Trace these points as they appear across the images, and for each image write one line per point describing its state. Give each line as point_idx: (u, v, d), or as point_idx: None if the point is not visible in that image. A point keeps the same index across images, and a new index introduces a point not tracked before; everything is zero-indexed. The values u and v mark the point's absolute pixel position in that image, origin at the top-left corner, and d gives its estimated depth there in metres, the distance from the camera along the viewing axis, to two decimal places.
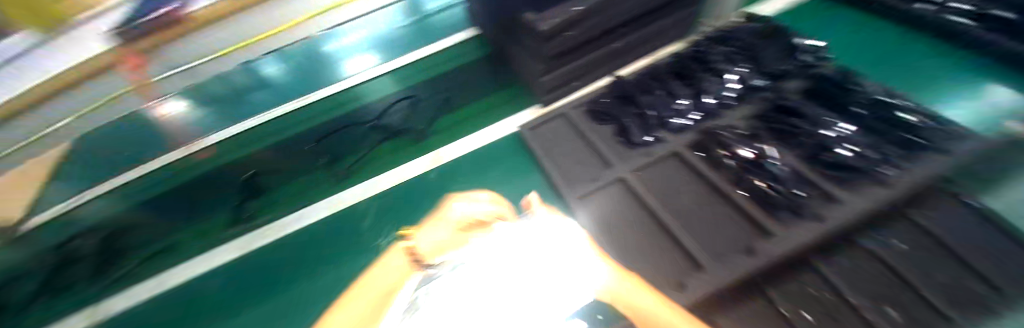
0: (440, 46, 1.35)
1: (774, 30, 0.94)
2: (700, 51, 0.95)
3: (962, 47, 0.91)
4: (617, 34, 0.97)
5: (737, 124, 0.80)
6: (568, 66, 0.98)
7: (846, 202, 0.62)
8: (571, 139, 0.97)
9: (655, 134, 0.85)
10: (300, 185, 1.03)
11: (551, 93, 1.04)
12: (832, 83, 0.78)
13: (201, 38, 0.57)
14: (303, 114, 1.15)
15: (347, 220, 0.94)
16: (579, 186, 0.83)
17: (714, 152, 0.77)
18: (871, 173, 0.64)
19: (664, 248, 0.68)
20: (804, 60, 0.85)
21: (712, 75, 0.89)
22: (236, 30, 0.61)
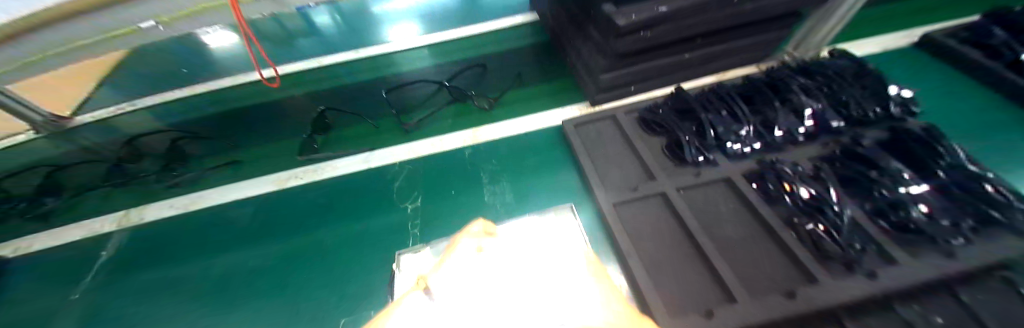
0: (498, 27, 1.40)
1: (863, 71, 0.87)
2: (775, 79, 0.90)
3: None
4: (691, 44, 0.92)
5: (800, 162, 0.77)
6: (633, 68, 0.95)
7: (905, 266, 0.58)
8: (617, 143, 0.95)
9: (711, 155, 0.82)
10: (361, 129, 1.10)
11: (605, 93, 1.03)
12: (919, 138, 0.72)
13: None
14: (357, 65, 1.29)
15: (379, 178, 0.96)
16: (618, 192, 0.82)
17: (771, 186, 0.73)
18: (938, 241, 0.60)
19: (698, 274, 0.66)
20: (891, 110, 0.80)
21: (785, 106, 0.84)
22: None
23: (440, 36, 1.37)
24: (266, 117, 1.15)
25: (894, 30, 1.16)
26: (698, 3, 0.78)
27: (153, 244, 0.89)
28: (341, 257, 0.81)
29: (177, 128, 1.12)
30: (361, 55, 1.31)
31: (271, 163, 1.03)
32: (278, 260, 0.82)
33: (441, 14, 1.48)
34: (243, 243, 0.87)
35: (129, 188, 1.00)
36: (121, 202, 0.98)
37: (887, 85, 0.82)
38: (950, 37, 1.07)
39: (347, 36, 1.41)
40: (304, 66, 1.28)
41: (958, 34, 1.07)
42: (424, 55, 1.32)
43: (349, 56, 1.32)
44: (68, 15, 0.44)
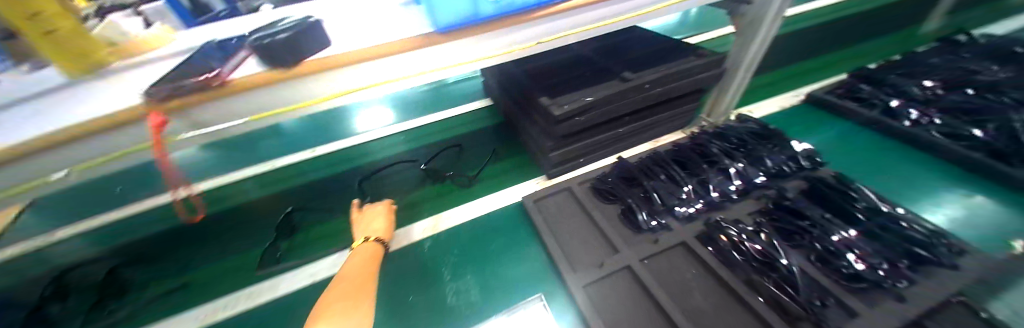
0: (456, 112, 1.50)
1: (770, 131, 1.00)
2: (700, 143, 1.00)
3: (941, 161, 1.00)
4: (621, 120, 1.03)
5: (742, 218, 0.82)
6: (577, 144, 1.03)
7: (865, 315, 0.59)
8: (577, 216, 0.96)
9: (662, 220, 0.86)
10: (323, 230, 1.03)
11: (557, 167, 1.08)
12: (831, 186, 0.81)
13: (216, 106, 0.47)
14: (316, 164, 1.29)
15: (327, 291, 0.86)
16: (584, 271, 0.80)
17: (723, 246, 0.76)
18: (884, 286, 0.62)
19: None
20: (801, 162, 0.90)
21: (715, 166, 0.92)
22: (283, 99, 0.51)
23: (404, 126, 1.44)
24: (213, 230, 1.06)
25: (787, 88, 1.38)
26: (618, 90, 0.91)
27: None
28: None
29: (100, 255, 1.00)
30: (324, 151, 1.36)
31: (207, 287, 0.90)
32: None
33: (403, 105, 1.58)
34: None
35: None
36: None
37: (790, 141, 0.95)
38: (831, 92, 1.29)
39: (312, 134, 1.47)
40: (264, 168, 1.29)
41: (836, 90, 1.30)
42: (386, 146, 1.35)
43: (307, 154, 1.35)
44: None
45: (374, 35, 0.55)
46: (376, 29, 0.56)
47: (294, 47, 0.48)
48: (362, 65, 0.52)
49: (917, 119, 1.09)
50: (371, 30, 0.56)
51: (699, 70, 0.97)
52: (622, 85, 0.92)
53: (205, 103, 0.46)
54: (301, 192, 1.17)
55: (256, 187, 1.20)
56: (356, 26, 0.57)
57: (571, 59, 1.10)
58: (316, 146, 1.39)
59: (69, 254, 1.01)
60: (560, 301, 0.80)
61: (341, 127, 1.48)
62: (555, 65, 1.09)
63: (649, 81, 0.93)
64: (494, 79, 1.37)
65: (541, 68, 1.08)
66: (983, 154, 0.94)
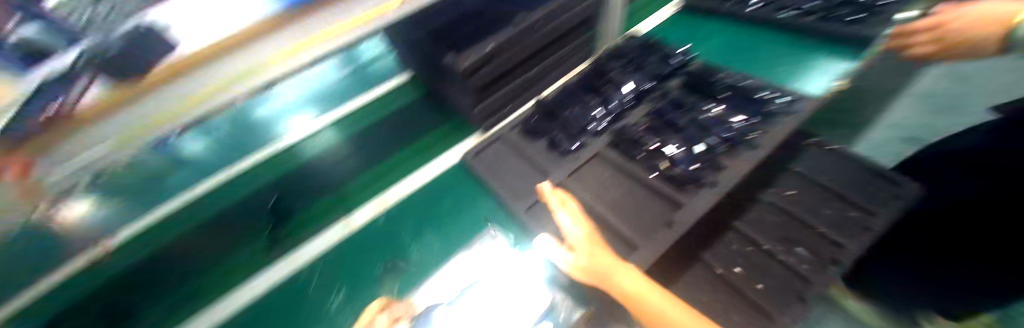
0: (379, 93, 1.41)
1: (649, 44, 1.14)
2: (600, 66, 1.11)
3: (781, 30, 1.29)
4: (529, 62, 1.09)
5: (636, 122, 0.93)
6: (495, 95, 1.08)
7: (730, 168, 0.76)
8: (510, 160, 1.05)
9: (579, 141, 0.96)
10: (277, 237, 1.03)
11: (487, 120, 1.12)
12: (702, 77, 0.96)
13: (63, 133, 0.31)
14: (238, 181, 1.17)
15: (296, 287, 0.93)
16: (526, 199, 0.93)
17: (628, 146, 0.89)
18: (745, 142, 0.79)
19: (608, 240, 0.78)
20: (675, 61, 1.04)
21: (613, 84, 1.04)
22: (140, 115, 0.34)
23: (335, 114, 1.34)
24: (146, 276, 0.97)
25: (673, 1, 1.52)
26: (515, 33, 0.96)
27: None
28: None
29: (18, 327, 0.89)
30: (247, 165, 1.20)
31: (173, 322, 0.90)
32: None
33: (318, 96, 1.43)
34: None
35: None
36: None
37: (671, 47, 1.10)
38: None
39: (226, 147, 1.28)
40: (186, 198, 1.11)
41: None
42: (314, 142, 1.27)
43: (229, 172, 1.18)
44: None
45: (204, 29, 0.39)
46: (212, 18, 0.41)
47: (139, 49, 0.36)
48: (245, 52, 0.39)
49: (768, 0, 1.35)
50: (203, 21, 0.41)
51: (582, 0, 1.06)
52: (516, 29, 0.97)
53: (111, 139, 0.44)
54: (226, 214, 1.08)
55: (157, 232, 1.05)
56: (213, 21, 0.40)
57: None
58: (239, 160, 1.23)
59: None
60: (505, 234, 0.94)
61: (256, 134, 1.32)
62: None
63: (532, 23, 0.99)
64: (401, 46, 1.30)
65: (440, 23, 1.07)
66: (810, 18, 1.24)
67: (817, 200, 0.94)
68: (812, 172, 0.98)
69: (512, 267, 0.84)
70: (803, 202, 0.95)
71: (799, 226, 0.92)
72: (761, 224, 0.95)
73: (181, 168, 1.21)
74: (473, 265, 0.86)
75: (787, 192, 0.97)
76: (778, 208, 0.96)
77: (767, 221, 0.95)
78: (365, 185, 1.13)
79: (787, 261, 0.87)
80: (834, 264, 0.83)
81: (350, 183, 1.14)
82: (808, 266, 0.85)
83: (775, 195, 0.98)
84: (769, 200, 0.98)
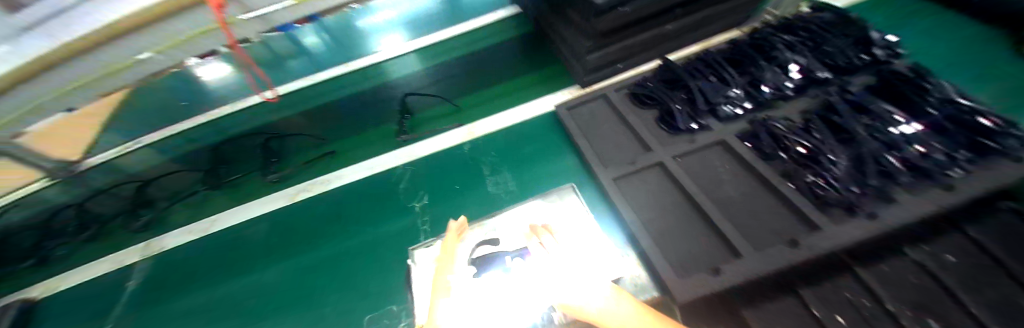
0: (483, 23, 1.44)
1: (844, 23, 0.88)
2: (759, 38, 0.92)
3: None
4: (669, 16, 0.94)
5: (791, 117, 0.78)
6: (618, 44, 0.96)
7: (904, 201, 0.59)
8: (609, 122, 0.96)
9: (703, 121, 0.83)
10: (372, 134, 1.19)
11: (592, 74, 1.04)
12: (904, 80, 0.74)
13: None
14: (349, 77, 1.36)
15: (389, 188, 1.01)
16: (617, 167, 0.85)
17: (765, 143, 0.74)
18: (938, 176, 0.60)
19: (703, 237, 0.69)
20: (876, 55, 0.80)
21: (772, 63, 0.85)
22: None
23: (424, 41, 1.42)
24: (278, 136, 1.23)
25: None
26: None
27: (168, 272, 0.98)
28: (375, 284, 0.83)
29: (201, 147, 1.23)
30: (344, 71, 1.38)
31: (292, 178, 1.13)
32: (288, 284, 0.89)
33: (424, 17, 1.52)
34: (259, 265, 0.95)
35: (182, 208, 1.13)
36: (170, 225, 1.11)
37: (867, 33, 0.84)
38: None
39: (335, 50, 1.47)
40: (302, 82, 1.36)
41: None
42: (416, 58, 1.38)
43: (339, 71, 1.39)
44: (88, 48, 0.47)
45: None
46: None
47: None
48: None
49: None
50: None
51: None
52: None
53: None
54: (340, 103, 1.29)
55: (290, 101, 1.31)
56: None
57: None
58: (340, 63, 1.41)
59: (159, 159, 1.21)
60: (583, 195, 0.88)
61: (359, 45, 1.47)
62: None
63: None
64: None
65: None
66: None
67: (990, 278, 0.56)
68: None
69: (572, 245, 0.69)
70: (987, 278, 0.56)
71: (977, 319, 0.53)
72: (894, 284, 0.59)
73: (301, 57, 1.47)
74: (532, 216, 0.79)
75: (956, 258, 0.59)
76: None
77: (911, 282, 0.58)
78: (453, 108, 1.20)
79: None
80: None
81: (439, 103, 1.22)
82: None
83: (935, 256, 0.60)
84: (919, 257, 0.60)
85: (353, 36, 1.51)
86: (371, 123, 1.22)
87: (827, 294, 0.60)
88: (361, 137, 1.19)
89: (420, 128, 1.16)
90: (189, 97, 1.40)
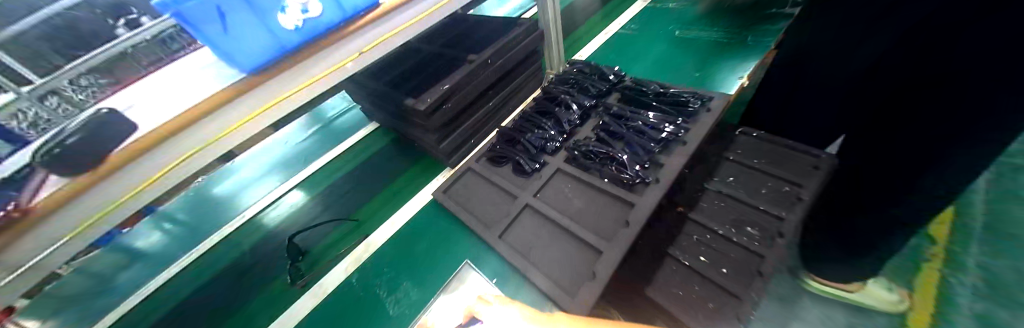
0: (347, 145, 1.52)
1: (590, 66, 1.28)
2: (549, 93, 1.24)
3: (689, 49, 1.52)
4: (486, 97, 1.20)
5: (589, 135, 1.05)
6: (459, 129, 1.17)
7: (667, 164, 0.87)
8: (480, 189, 1.11)
9: (540, 161, 1.04)
10: (253, 306, 1.04)
11: (453, 154, 1.20)
12: (635, 89, 1.10)
13: None
14: (216, 253, 1.22)
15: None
16: (497, 224, 0.97)
17: (583, 160, 0.98)
18: (676, 139, 0.91)
19: (577, 249, 0.84)
20: (612, 78, 1.18)
21: (563, 106, 1.16)
22: None
23: (295, 180, 1.41)
24: None
25: (605, 29, 1.77)
26: (465, 73, 1.06)
27: None
28: None
29: None
30: (210, 244, 1.25)
31: None
32: None
33: (287, 160, 1.53)
34: None
35: None
36: None
37: (605, 68, 1.24)
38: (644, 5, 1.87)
39: (191, 231, 1.33)
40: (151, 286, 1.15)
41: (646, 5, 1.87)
42: (285, 204, 1.33)
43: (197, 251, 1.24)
44: None
45: None
46: None
47: (97, 140, 0.50)
48: None
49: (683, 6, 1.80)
50: None
51: (523, 36, 1.19)
52: (469, 67, 1.08)
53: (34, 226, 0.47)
54: (207, 289, 1.12)
55: (134, 321, 1.07)
56: None
57: (424, 60, 1.22)
58: (206, 237, 1.28)
59: None
60: (486, 260, 0.97)
61: (221, 210, 1.37)
62: (413, 68, 1.20)
63: (488, 57, 1.10)
64: (364, 100, 1.41)
65: (401, 75, 1.17)
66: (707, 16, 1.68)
67: (726, 210, 1.05)
68: (725, 185, 1.11)
69: None
70: (730, 212, 1.05)
71: (733, 247, 0.97)
72: (690, 246, 1.01)
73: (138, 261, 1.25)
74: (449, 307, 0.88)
75: (704, 204, 1.09)
76: (724, 193, 1.08)
77: (700, 237, 1.02)
78: (339, 234, 1.17)
79: (725, 284, 0.90)
80: (761, 274, 0.89)
81: (323, 236, 1.18)
82: (739, 283, 0.90)
83: (701, 218, 1.05)
84: (696, 220, 1.06)
85: (208, 209, 1.39)
86: (247, 294, 1.07)
87: (672, 277, 0.96)
88: (240, 315, 1.03)
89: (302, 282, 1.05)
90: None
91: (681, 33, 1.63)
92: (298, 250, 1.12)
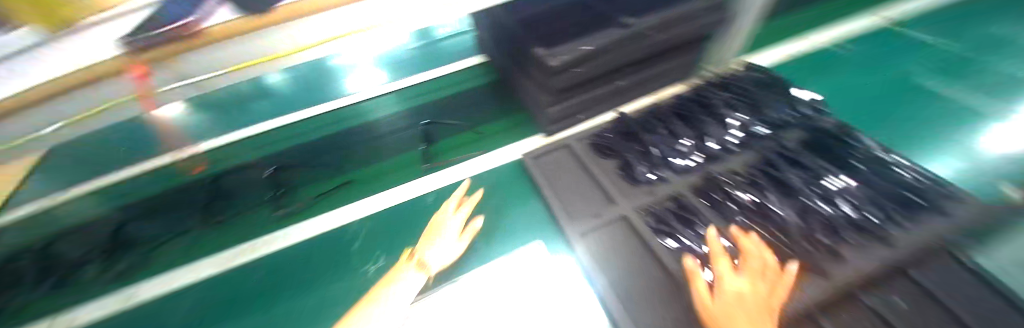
0: (453, 68, 1.48)
1: (773, 82, 1.00)
2: (702, 95, 0.99)
3: (922, 102, 1.06)
4: (620, 73, 0.99)
5: (739, 169, 0.82)
6: (576, 99, 1.01)
7: (853, 260, 0.64)
8: (573, 171, 0.97)
9: (658, 172, 0.85)
10: (332, 185, 1.10)
11: (555, 124, 1.06)
12: (834, 137, 0.83)
13: None
14: (315, 122, 1.32)
15: (331, 260, 0.91)
16: (584, 221, 0.84)
17: (725, 200, 0.77)
18: (875, 231, 0.66)
19: (669, 294, 0.68)
20: (803, 112, 0.90)
21: (715, 119, 0.91)
22: None
23: (397, 84, 1.43)
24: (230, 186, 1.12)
25: (790, 38, 1.37)
26: (616, 38, 0.86)
27: None
28: None
29: (126, 207, 1.09)
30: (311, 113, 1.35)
31: (227, 238, 1.00)
32: None
33: (397, 61, 1.56)
34: None
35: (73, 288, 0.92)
36: (44, 312, 0.88)
37: (797, 92, 0.95)
38: (859, 23, 1.39)
39: (304, 90, 1.47)
40: (263, 129, 1.30)
41: (862, 24, 1.39)
42: (382, 103, 1.36)
43: (299, 115, 1.36)
44: (46, 95, 0.42)
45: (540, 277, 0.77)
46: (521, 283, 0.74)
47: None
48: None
49: (922, 42, 1.28)
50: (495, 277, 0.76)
51: (703, 15, 0.91)
52: (622, 33, 0.87)
53: (173, 57, 0.46)
54: (300, 150, 1.22)
55: (243, 150, 1.23)
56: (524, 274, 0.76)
57: (568, 6, 1.03)
58: (311, 104, 1.40)
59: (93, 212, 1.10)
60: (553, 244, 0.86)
61: (330, 85, 1.47)
62: (553, 11, 1.03)
63: (651, 28, 0.88)
64: (486, 30, 1.32)
65: (537, 16, 1.01)
66: (960, 68, 1.17)
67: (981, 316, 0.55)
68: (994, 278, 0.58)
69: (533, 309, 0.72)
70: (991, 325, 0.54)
71: None
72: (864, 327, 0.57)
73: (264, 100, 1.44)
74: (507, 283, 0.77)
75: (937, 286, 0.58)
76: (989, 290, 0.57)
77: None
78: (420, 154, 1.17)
79: None
80: None
81: (406, 147, 1.20)
82: None
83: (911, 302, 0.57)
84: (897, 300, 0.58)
85: (322, 79, 1.51)
86: (331, 172, 1.14)
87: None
88: (320, 184, 1.11)
89: (380, 182, 1.10)
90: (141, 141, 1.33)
91: (909, 77, 1.16)
92: (393, 151, 1.19)
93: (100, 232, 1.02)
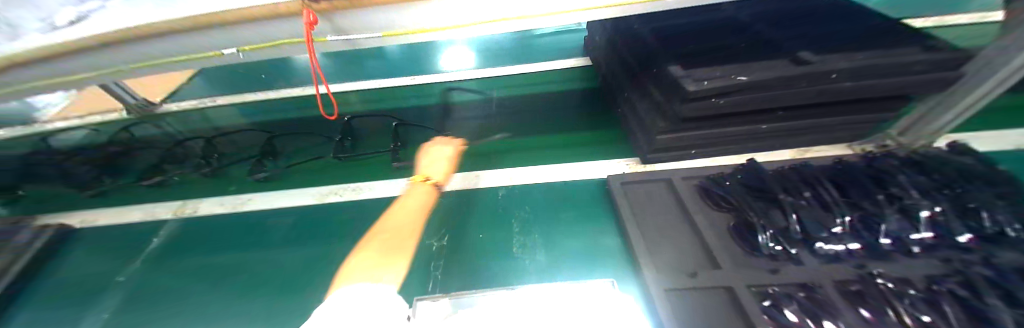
0: (552, 66, 1.46)
1: (988, 177, 0.74)
2: (879, 170, 0.80)
3: None
4: (768, 115, 0.84)
5: (911, 278, 0.61)
6: (697, 133, 0.86)
7: None
8: (671, 207, 0.84)
9: (789, 245, 0.68)
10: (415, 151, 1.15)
11: (660, 153, 0.94)
12: None
13: None
14: (416, 90, 1.43)
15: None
16: (674, 271, 0.69)
17: (882, 305, 0.57)
18: None
19: None
20: None
21: (892, 203, 0.72)
22: None
23: (494, 71, 1.48)
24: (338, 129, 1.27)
25: (999, 117, 1.04)
26: (784, 75, 0.72)
27: (197, 235, 0.96)
28: None
29: (261, 128, 1.32)
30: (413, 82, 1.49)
31: (319, 176, 1.10)
32: (282, 272, 0.83)
33: (498, 52, 1.62)
34: (275, 248, 0.89)
35: (210, 179, 1.13)
36: (185, 194, 1.09)
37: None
38: None
39: (414, 62, 1.63)
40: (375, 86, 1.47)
41: None
42: (476, 86, 1.41)
43: (404, 81, 1.50)
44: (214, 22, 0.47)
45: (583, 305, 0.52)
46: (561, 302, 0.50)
47: None
48: None
49: None
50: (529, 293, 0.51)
51: (911, 69, 0.73)
52: (793, 69, 0.73)
53: (339, 11, 0.47)
54: (399, 112, 1.32)
55: (361, 101, 1.41)
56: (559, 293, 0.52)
57: (717, 30, 0.93)
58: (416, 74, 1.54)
59: (238, 123, 1.36)
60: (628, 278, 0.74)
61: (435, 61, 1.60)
62: (699, 31, 0.94)
63: (838, 71, 0.72)
64: (603, 38, 1.28)
65: (680, 35, 0.94)
66: None
67: None
68: None
69: None
70: None
71: None
72: None
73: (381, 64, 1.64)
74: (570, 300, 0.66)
75: None
76: None
77: None
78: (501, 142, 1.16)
79: None
80: None
81: (489, 132, 1.20)
82: None
83: None
84: None
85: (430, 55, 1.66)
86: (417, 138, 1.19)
87: None
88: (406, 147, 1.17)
89: (459, 161, 1.11)
90: (290, 76, 1.66)
91: None
92: (476, 132, 1.20)
93: (240, 143, 1.25)
